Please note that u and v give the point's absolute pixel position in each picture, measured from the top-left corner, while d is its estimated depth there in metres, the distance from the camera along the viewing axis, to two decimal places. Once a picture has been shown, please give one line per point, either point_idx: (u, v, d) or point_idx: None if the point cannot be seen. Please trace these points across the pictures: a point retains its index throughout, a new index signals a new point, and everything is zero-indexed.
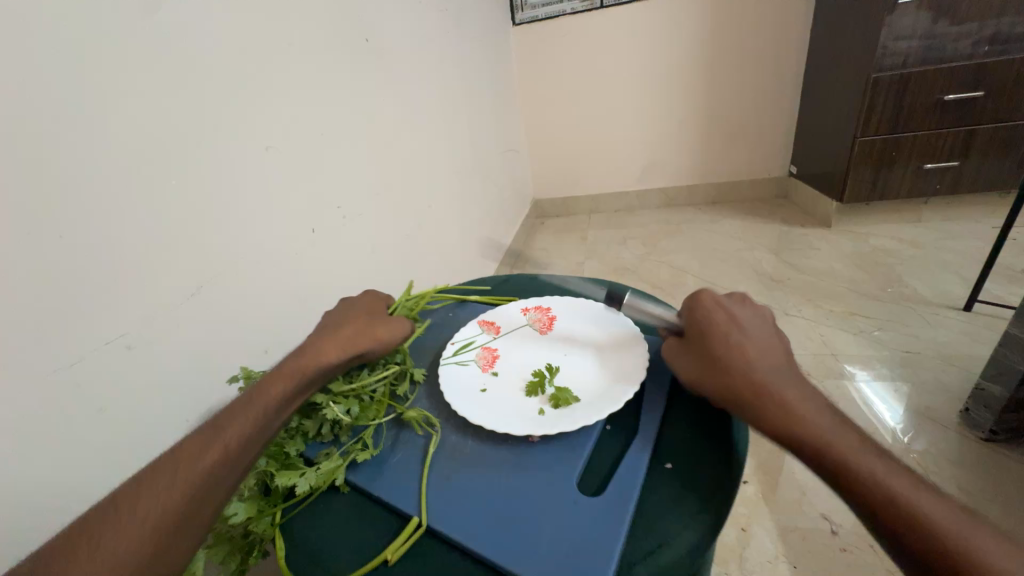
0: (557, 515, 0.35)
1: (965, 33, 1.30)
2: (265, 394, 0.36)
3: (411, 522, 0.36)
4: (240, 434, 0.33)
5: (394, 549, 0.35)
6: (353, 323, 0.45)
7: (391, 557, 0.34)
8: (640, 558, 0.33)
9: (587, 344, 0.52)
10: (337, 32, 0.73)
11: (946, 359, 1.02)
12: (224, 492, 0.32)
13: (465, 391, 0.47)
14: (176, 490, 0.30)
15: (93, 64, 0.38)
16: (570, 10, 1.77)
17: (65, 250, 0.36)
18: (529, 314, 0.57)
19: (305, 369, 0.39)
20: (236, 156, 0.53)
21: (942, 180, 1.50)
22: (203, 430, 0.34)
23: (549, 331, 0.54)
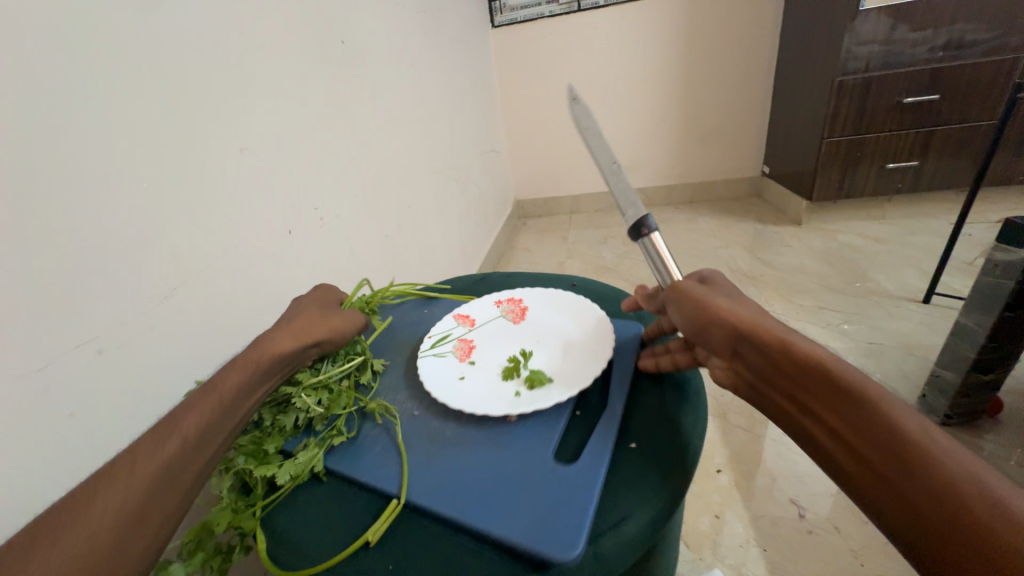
0: (531, 492, 0.36)
1: (922, 40, 1.37)
2: (216, 388, 0.35)
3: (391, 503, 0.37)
4: (197, 428, 0.33)
5: (375, 529, 0.36)
6: (309, 315, 0.45)
7: (372, 538, 0.35)
8: (606, 530, 0.34)
9: (558, 329, 0.54)
10: (313, 34, 0.73)
11: (907, 349, 1.07)
12: (185, 487, 0.31)
13: (446, 378, 0.48)
14: (134, 487, 0.29)
15: (59, 66, 0.38)
16: (548, 13, 1.79)
17: (33, 254, 0.36)
18: (500, 307, 0.59)
19: (258, 361, 0.38)
20: (210, 159, 0.53)
21: (903, 179, 1.57)
22: (153, 429, 0.32)
23: (522, 320, 0.56)
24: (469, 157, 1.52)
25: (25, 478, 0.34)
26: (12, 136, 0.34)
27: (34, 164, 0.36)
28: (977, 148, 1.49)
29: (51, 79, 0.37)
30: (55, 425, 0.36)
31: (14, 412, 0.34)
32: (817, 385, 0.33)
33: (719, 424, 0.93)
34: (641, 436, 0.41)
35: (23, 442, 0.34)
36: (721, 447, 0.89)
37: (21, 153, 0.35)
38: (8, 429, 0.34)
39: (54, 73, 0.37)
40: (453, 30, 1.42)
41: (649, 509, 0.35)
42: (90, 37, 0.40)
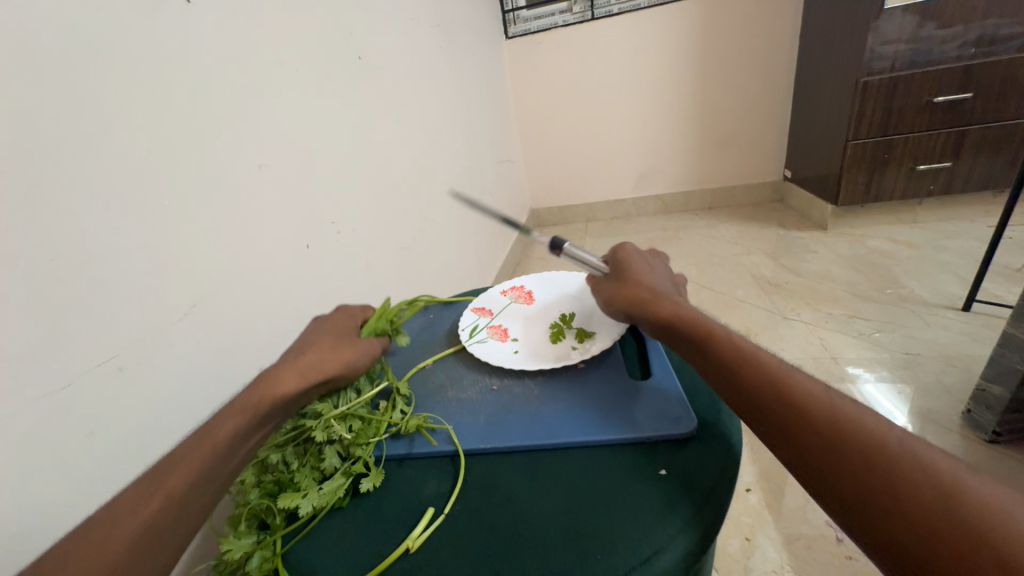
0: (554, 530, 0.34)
1: (952, 37, 1.32)
2: (213, 433, 0.34)
3: (428, 513, 0.37)
4: (187, 477, 0.32)
5: (415, 537, 0.35)
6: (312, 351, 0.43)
7: (412, 545, 0.35)
8: (630, 566, 0.31)
9: (572, 299, 0.63)
10: (329, 51, 0.74)
11: (946, 360, 1.02)
12: (174, 537, 0.31)
13: (505, 357, 0.54)
14: (121, 541, 0.29)
15: (84, 90, 0.39)
16: (561, 23, 1.80)
17: (57, 274, 0.36)
18: (509, 296, 0.65)
19: (257, 405, 0.36)
20: (229, 175, 0.53)
21: (936, 181, 1.50)
22: (145, 477, 0.32)
23: (534, 300, 0.65)
24: (484, 167, 1.52)
25: (47, 500, 0.34)
26: (38, 159, 0.35)
27: (58, 186, 0.36)
28: (1015, 147, 1.42)
29: (75, 102, 0.38)
30: (77, 444, 0.36)
31: (36, 432, 0.34)
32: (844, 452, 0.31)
33: (746, 440, 0.89)
34: (670, 458, 0.39)
35: (45, 462, 0.35)
36: (749, 464, 0.85)
37: (47, 175, 0.36)
38: (31, 450, 0.34)
39: (79, 98, 0.38)
40: (467, 42, 1.44)
41: (682, 537, 0.33)
42: (113, 62, 0.41)
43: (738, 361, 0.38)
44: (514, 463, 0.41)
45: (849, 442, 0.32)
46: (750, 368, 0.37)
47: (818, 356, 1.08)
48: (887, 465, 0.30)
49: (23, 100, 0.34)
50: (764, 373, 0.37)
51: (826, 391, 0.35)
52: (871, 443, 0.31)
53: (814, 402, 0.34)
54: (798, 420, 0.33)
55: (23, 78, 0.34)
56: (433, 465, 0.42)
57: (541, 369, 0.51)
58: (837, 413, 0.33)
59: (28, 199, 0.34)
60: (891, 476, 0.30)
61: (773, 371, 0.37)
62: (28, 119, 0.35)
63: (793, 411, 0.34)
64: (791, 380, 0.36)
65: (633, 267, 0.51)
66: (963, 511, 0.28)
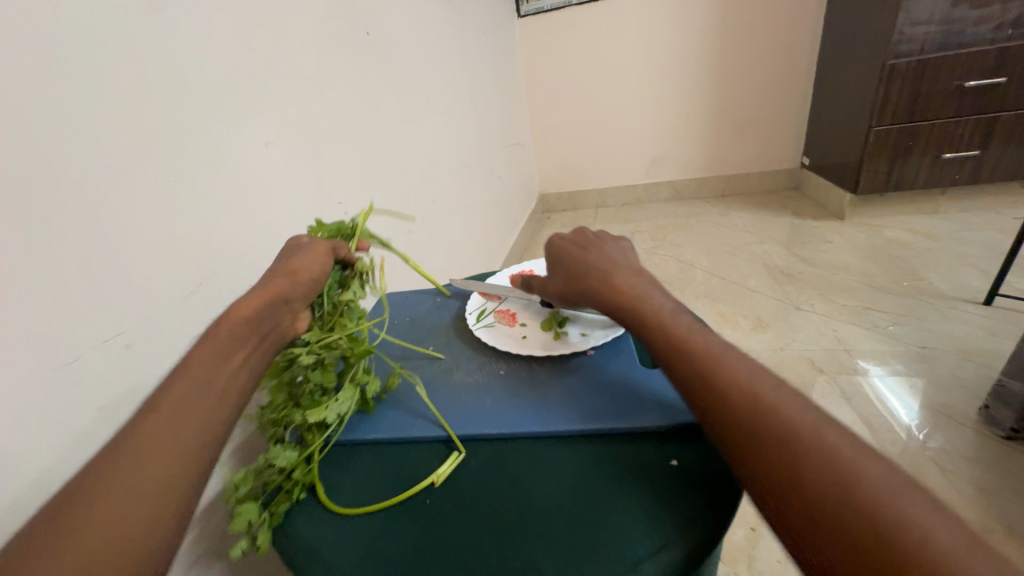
0: (566, 521, 0.34)
1: (986, 18, 1.26)
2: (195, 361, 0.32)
3: (424, 480, 0.38)
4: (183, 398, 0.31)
5: (440, 472, 0.39)
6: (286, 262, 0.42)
7: (438, 479, 0.38)
8: (647, 555, 0.31)
9: None
10: (336, 26, 0.72)
11: (963, 354, 0.99)
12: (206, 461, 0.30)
13: (511, 340, 0.53)
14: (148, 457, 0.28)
15: (84, 60, 0.38)
16: (576, 1, 1.74)
17: (59, 248, 0.35)
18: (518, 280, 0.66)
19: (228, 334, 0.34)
20: (235, 149, 0.53)
21: (962, 170, 1.45)
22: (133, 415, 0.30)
23: None
24: (494, 151, 1.50)
25: (57, 473, 0.35)
26: (36, 128, 0.34)
27: (58, 158, 0.35)
28: None
29: (75, 72, 0.37)
30: (84, 419, 0.37)
31: (44, 409, 0.34)
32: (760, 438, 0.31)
33: None
34: (680, 449, 0.38)
35: (54, 436, 0.35)
36: None
37: (47, 147, 0.35)
38: (40, 421, 0.34)
39: (79, 68, 0.37)
40: (478, 21, 1.40)
41: (689, 516, 0.33)
42: (115, 32, 0.40)
43: (684, 363, 0.36)
44: (524, 448, 0.40)
45: (759, 426, 0.31)
46: (707, 378, 0.35)
47: (831, 348, 1.06)
48: (785, 443, 0.30)
49: (18, 67, 0.33)
50: (722, 383, 0.34)
51: (799, 410, 0.32)
52: (779, 425, 0.31)
53: (732, 382, 0.34)
54: (755, 444, 0.31)
55: (17, 45, 0.33)
56: (435, 450, 0.42)
57: (551, 355, 0.50)
58: (802, 437, 0.30)
59: (26, 171, 0.33)
60: (856, 515, 0.26)
61: (699, 351, 0.36)
62: (24, 85, 0.34)
63: (747, 431, 0.31)
64: (711, 357, 0.35)
65: (570, 246, 0.50)
66: (934, 561, 0.24)
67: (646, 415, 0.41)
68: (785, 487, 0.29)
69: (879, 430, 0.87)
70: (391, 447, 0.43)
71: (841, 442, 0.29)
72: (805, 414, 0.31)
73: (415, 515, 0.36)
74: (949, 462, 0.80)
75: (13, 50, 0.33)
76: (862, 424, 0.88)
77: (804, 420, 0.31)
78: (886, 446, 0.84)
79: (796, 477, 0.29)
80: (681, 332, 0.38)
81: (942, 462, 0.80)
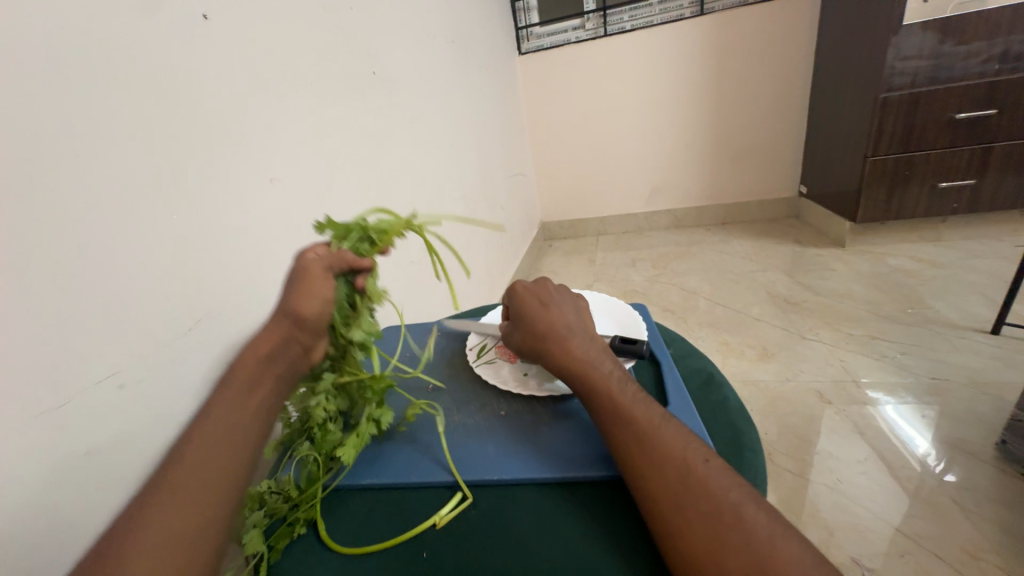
0: (560, 563, 0.34)
1: (973, 52, 1.30)
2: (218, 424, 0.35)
3: (426, 521, 0.39)
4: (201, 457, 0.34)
5: (442, 514, 0.39)
6: (287, 290, 0.44)
7: (440, 520, 0.39)
8: None
9: None
10: (342, 65, 0.75)
11: (977, 386, 0.97)
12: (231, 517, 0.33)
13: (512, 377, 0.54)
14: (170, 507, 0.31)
15: (92, 100, 0.39)
16: (575, 39, 1.82)
17: (57, 287, 0.36)
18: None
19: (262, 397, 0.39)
20: (240, 185, 0.54)
21: (960, 199, 1.46)
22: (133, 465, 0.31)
23: None
24: (496, 182, 1.52)
25: (42, 519, 0.34)
26: (37, 166, 0.35)
27: (59, 195, 0.36)
28: None
29: (83, 112, 0.38)
30: (75, 462, 0.36)
31: (30, 454, 0.33)
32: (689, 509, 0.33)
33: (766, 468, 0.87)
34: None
35: (40, 481, 0.34)
36: (770, 493, 0.82)
37: (47, 185, 0.35)
38: (30, 465, 0.33)
39: (86, 108, 0.38)
40: (481, 58, 1.46)
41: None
42: (123, 74, 0.41)
43: (617, 431, 0.39)
44: (524, 497, 0.40)
45: (687, 497, 0.34)
46: (637, 449, 0.37)
47: (839, 378, 1.04)
48: (712, 516, 0.32)
49: (26, 108, 0.34)
50: (649, 454, 0.36)
51: (716, 484, 0.34)
52: (707, 498, 0.33)
53: (670, 451, 0.36)
54: (676, 516, 0.33)
55: (25, 87, 0.34)
56: (433, 498, 0.42)
57: (552, 395, 0.50)
58: (717, 510, 0.33)
59: (23, 209, 0.34)
60: None
61: (640, 415, 0.39)
62: (29, 124, 0.34)
63: (679, 490, 0.34)
64: (652, 425, 0.38)
65: (545, 306, 0.50)
66: None
67: None
68: (697, 559, 0.31)
69: (894, 466, 0.84)
70: (390, 494, 0.43)
71: (752, 514, 0.33)
72: (726, 487, 0.34)
73: (413, 554, 0.37)
74: (971, 501, 0.76)
75: (22, 92, 0.34)
76: (876, 460, 0.86)
77: (721, 491, 0.34)
78: (903, 484, 0.81)
79: (719, 552, 0.31)
80: (617, 397, 0.41)
81: (962, 501, 0.77)
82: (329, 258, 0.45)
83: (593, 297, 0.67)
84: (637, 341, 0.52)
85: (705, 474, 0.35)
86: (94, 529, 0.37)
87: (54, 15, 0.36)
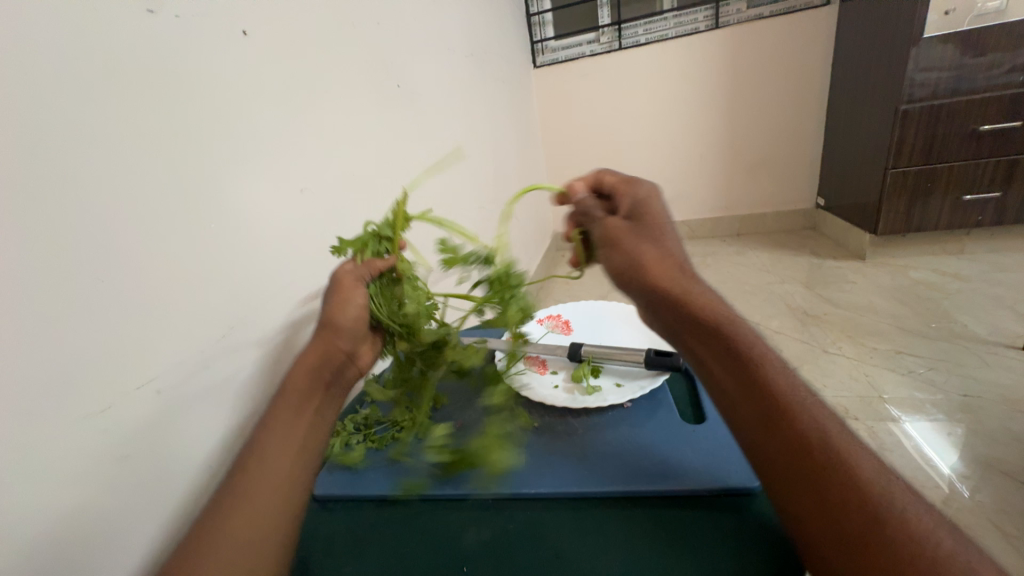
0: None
1: (994, 64, 1.29)
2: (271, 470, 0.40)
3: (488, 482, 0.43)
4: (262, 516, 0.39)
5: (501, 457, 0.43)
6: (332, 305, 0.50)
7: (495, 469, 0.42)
8: None
9: (606, 330, 0.63)
10: (369, 81, 0.77)
11: (1010, 404, 0.94)
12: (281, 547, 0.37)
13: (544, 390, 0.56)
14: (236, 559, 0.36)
15: (135, 114, 0.40)
16: (589, 52, 1.84)
17: (102, 293, 0.37)
18: (545, 325, 0.67)
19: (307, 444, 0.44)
20: (273, 196, 0.56)
21: (985, 212, 1.43)
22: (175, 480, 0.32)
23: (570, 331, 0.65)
24: (511, 192, 1.53)
25: (71, 519, 0.35)
26: (74, 180, 0.35)
27: (95, 207, 0.37)
28: None
29: (114, 126, 0.39)
30: (107, 465, 0.37)
31: (53, 461, 0.34)
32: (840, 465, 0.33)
33: None
34: (733, 518, 0.38)
35: (70, 487, 0.35)
36: None
37: (67, 197, 0.35)
38: (68, 466, 0.35)
39: (117, 121, 0.39)
40: (498, 71, 1.48)
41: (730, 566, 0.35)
42: (159, 90, 0.43)
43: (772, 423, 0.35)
44: (558, 517, 0.41)
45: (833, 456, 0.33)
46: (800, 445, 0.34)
47: (864, 394, 1.01)
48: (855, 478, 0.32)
49: (74, 123, 0.36)
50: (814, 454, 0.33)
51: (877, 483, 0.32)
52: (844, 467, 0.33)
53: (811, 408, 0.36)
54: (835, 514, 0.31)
55: (65, 102, 0.35)
56: (467, 510, 0.43)
57: (586, 408, 0.51)
58: (884, 515, 0.31)
59: (42, 221, 0.33)
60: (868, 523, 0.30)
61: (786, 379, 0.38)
62: (57, 135, 0.35)
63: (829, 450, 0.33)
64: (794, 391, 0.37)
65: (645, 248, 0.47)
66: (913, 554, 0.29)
67: (687, 478, 0.41)
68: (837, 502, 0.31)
69: (925, 486, 0.81)
70: (425, 503, 0.45)
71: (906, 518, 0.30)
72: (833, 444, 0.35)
73: (443, 563, 0.39)
74: (1010, 524, 0.73)
75: (50, 105, 0.34)
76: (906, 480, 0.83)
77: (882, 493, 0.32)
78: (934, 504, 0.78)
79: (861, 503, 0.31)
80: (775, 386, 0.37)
81: (1000, 524, 0.74)
82: (359, 270, 0.50)
83: (620, 309, 0.66)
84: (673, 353, 0.53)
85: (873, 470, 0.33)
86: (117, 528, 0.38)
87: (92, 31, 0.37)
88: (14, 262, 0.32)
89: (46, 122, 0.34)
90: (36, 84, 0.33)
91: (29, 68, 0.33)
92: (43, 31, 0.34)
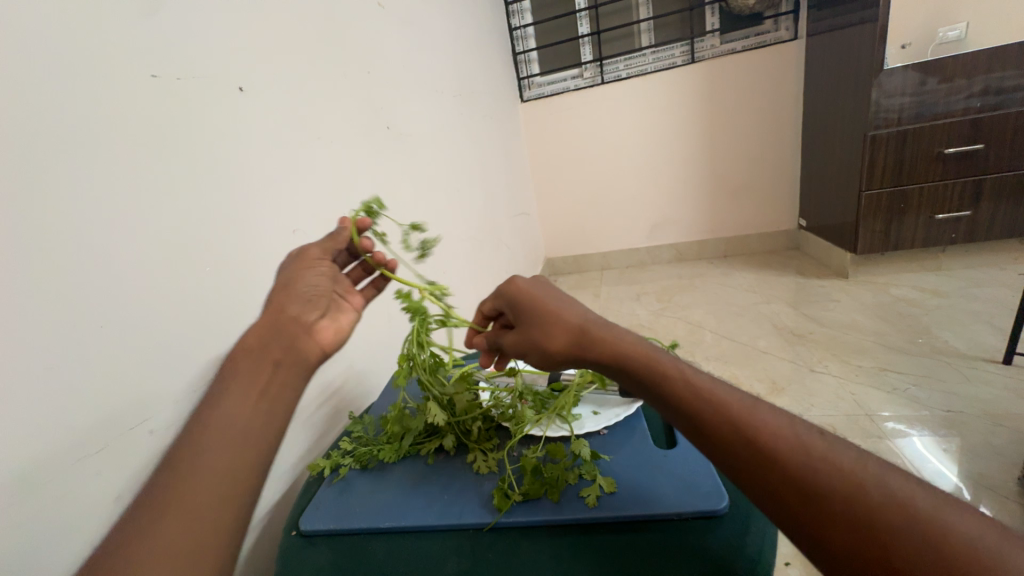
0: None
1: (954, 90, 1.37)
2: None
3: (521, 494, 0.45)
4: None
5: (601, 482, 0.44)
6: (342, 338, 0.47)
7: (553, 495, 0.45)
8: None
9: None
10: (361, 124, 0.82)
11: (993, 419, 0.95)
12: None
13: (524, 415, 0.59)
14: None
15: (139, 170, 0.44)
16: (573, 87, 1.94)
17: (102, 338, 0.39)
18: None
19: None
20: (265, 237, 0.58)
21: (958, 229, 1.49)
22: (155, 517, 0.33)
23: None
24: (501, 221, 1.57)
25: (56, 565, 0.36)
26: (77, 232, 0.38)
27: (95, 258, 0.39)
28: None
29: (118, 181, 0.42)
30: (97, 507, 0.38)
31: (42, 506, 0.35)
32: (828, 484, 0.33)
33: None
34: (702, 538, 0.40)
35: (54, 532, 0.36)
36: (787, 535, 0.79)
37: (65, 248, 0.37)
38: (57, 510, 0.36)
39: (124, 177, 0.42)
40: (485, 106, 1.54)
41: None
42: (158, 145, 0.46)
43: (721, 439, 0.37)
44: (539, 541, 0.42)
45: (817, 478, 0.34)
46: (808, 494, 0.33)
47: (852, 413, 1.02)
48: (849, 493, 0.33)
49: (75, 180, 0.38)
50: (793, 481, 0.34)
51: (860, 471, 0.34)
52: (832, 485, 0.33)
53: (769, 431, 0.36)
54: (884, 552, 0.31)
55: (72, 163, 0.38)
56: (452, 537, 0.44)
57: (564, 436, 0.54)
58: (858, 508, 0.32)
59: (48, 273, 0.36)
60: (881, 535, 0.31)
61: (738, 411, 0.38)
62: (59, 195, 0.37)
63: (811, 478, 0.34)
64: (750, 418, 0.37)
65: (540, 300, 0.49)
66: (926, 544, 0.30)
67: (663, 502, 0.42)
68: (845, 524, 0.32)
69: None
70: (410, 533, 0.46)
71: (880, 489, 0.33)
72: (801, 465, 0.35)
73: None
74: None
75: (55, 165, 0.37)
76: None
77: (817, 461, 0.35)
78: None
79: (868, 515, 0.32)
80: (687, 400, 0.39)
81: None
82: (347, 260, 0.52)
83: None
84: None
85: (858, 466, 0.34)
86: None
87: (96, 97, 0.41)
88: (16, 311, 0.34)
89: (54, 180, 0.37)
90: (44, 148, 0.37)
91: (38, 132, 0.36)
92: (49, 101, 0.37)
